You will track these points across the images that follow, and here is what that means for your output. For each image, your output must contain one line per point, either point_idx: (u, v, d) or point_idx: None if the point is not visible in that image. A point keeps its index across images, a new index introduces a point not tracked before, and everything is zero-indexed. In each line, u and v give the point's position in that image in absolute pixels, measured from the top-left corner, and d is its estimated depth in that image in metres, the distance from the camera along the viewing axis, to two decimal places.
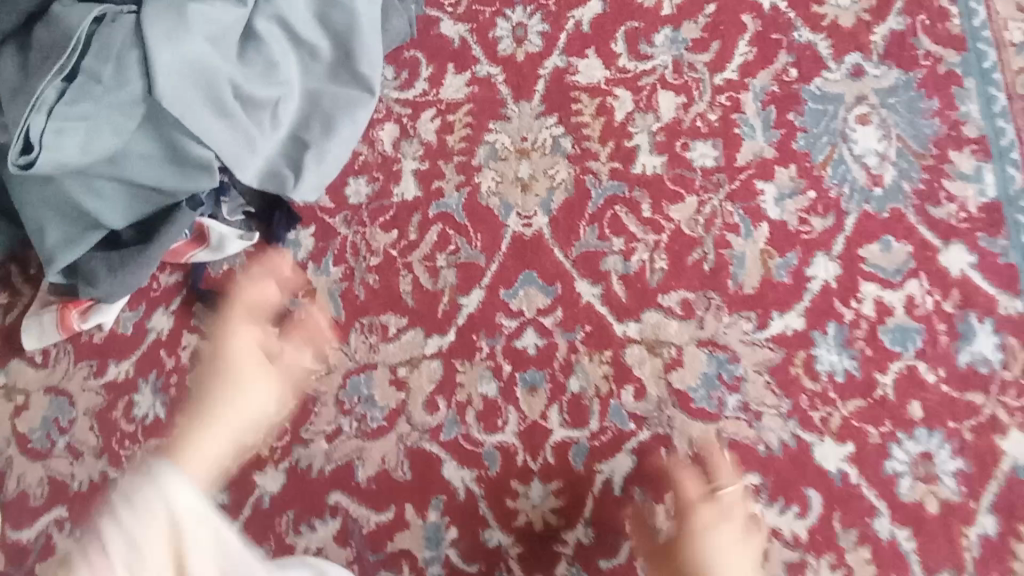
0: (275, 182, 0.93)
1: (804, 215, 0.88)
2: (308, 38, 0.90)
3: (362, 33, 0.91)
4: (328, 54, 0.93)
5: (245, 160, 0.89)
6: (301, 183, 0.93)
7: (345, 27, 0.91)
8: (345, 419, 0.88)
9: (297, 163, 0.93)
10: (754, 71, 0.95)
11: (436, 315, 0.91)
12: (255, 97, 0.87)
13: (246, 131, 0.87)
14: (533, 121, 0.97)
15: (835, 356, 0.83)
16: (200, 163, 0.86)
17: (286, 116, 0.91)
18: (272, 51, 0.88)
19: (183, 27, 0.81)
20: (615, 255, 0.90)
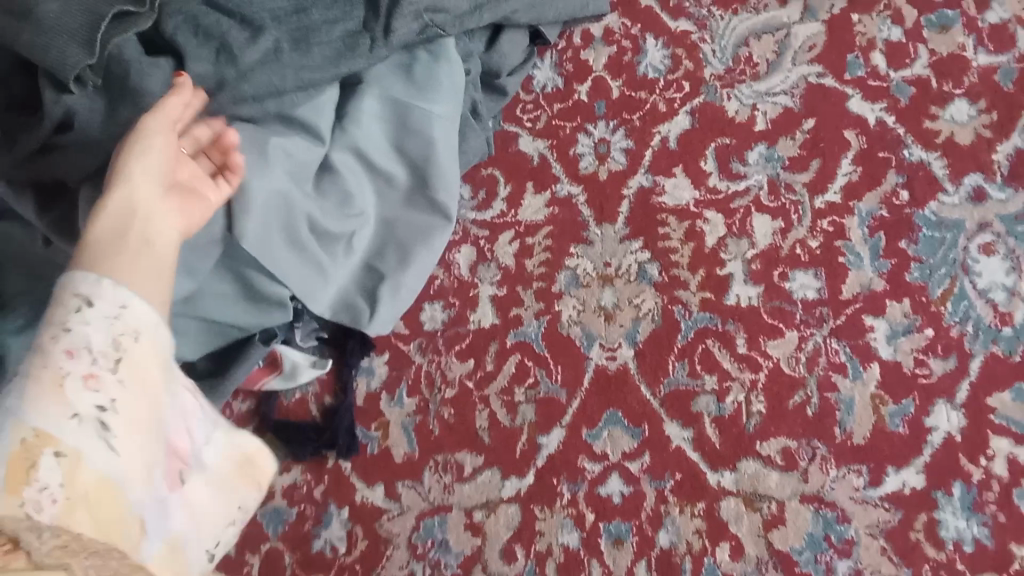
0: (350, 314, 0.90)
1: (921, 355, 0.80)
2: (383, 166, 0.90)
3: (439, 158, 0.90)
4: (403, 180, 0.92)
5: (320, 292, 0.86)
6: (378, 315, 0.89)
7: (422, 155, 0.90)
8: (418, 564, 0.83)
9: (371, 294, 0.90)
10: (860, 192, 0.88)
11: (514, 455, 0.85)
12: (330, 230, 0.86)
13: (318, 262, 0.85)
14: (617, 246, 0.92)
15: (962, 522, 0.73)
16: (275, 300, 0.84)
17: (361, 245, 0.89)
18: (348, 182, 0.87)
19: (264, 163, 0.80)
20: (707, 395, 0.83)
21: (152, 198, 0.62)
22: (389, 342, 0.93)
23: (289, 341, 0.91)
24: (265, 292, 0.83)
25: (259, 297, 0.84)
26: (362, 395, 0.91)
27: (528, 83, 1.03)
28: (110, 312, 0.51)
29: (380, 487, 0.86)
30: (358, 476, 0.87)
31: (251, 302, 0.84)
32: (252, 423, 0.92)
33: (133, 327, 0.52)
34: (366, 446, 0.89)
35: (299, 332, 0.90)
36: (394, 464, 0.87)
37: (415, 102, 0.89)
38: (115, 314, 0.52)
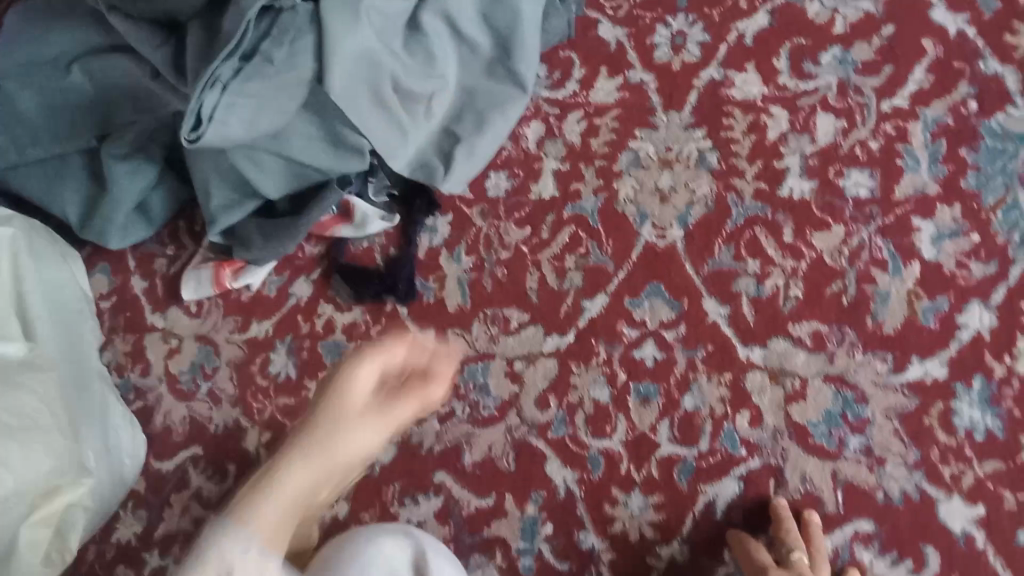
0: (425, 172, 0.96)
1: (963, 258, 0.82)
2: (470, 35, 0.92)
3: (523, 31, 0.93)
4: (487, 50, 0.94)
5: (400, 146, 0.93)
6: (451, 174, 0.95)
7: (507, 26, 0.92)
8: (458, 403, 0.90)
9: (447, 155, 0.96)
10: (928, 100, 0.89)
11: (558, 315, 0.91)
12: (412, 91, 0.90)
13: (398, 119, 0.91)
14: (681, 133, 0.96)
15: (977, 413, 0.77)
16: (354, 148, 0.91)
17: (440, 109, 0.94)
18: (434, 45, 0.90)
19: (356, 19, 0.83)
20: (748, 277, 0.87)
21: (350, 446, 0.73)
22: (455, 204, 0.99)
23: (363, 195, 0.98)
24: (347, 139, 0.90)
25: (342, 142, 0.90)
26: (424, 250, 0.98)
27: None
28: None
29: (433, 331, 0.94)
30: (414, 320, 0.95)
31: (332, 148, 0.91)
32: (319, 268, 0.99)
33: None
34: (422, 295, 0.96)
35: (371, 185, 0.98)
36: (447, 313, 0.94)
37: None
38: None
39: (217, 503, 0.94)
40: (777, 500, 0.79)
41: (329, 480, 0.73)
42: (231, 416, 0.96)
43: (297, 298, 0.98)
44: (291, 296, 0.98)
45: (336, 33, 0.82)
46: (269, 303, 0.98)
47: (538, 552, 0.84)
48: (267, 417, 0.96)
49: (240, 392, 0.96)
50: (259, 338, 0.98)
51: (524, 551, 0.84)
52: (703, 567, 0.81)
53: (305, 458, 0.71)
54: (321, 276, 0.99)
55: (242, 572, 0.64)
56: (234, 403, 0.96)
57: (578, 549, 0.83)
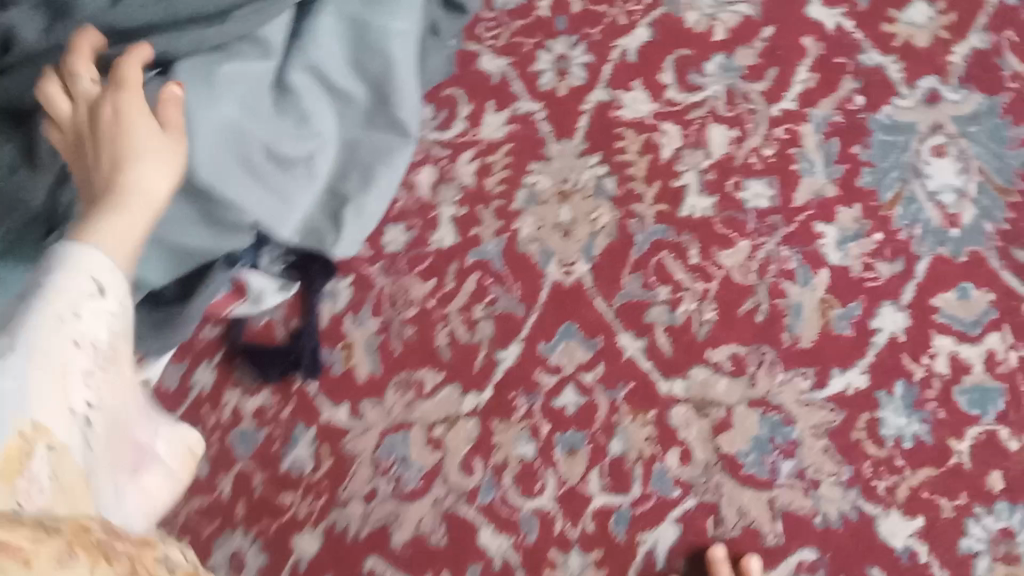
0: (314, 238, 0.90)
1: (869, 260, 0.80)
2: (342, 86, 0.89)
3: (398, 74, 0.89)
4: (363, 99, 0.90)
5: (285, 212, 0.86)
6: (343, 234, 0.90)
7: (380, 71, 0.89)
8: (381, 480, 0.86)
9: (335, 216, 0.91)
10: (816, 99, 0.87)
11: (472, 371, 0.87)
12: (287, 154, 0.85)
13: (278, 185, 0.85)
14: (575, 161, 0.92)
15: (902, 420, 0.75)
16: (235, 224, 0.83)
17: (324, 167, 0.88)
18: (306, 102, 0.86)
19: (213, 92, 0.79)
20: (660, 306, 0.84)
21: (156, 167, 0.58)
22: (353, 265, 0.94)
23: (257, 266, 0.91)
24: (226, 218, 0.83)
25: (220, 221, 0.83)
26: (327, 318, 0.93)
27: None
28: (87, 291, 0.50)
29: (346, 407, 0.89)
30: (325, 396, 0.90)
31: (212, 228, 0.83)
32: (219, 352, 0.93)
33: (100, 287, 0.51)
34: (330, 367, 0.92)
35: (264, 255, 0.90)
36: (358, 385, 0.90)
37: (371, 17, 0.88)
38: (88, 292, 0.50)
39: None
40: (716, 543, 0.75)
41: (133, 198, 0.56)
42: None
43: (199, 388, 0.91)
44: (193, 387, 0.91)
45: (192, 107, 0.78)
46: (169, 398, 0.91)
47: None
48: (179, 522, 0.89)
49: None
50: None
51: None
52: None
53: (92, 218, 0.54)
54: (222, 360, 0.92)
55: (89, 270, 0.51)
56: None
57: None
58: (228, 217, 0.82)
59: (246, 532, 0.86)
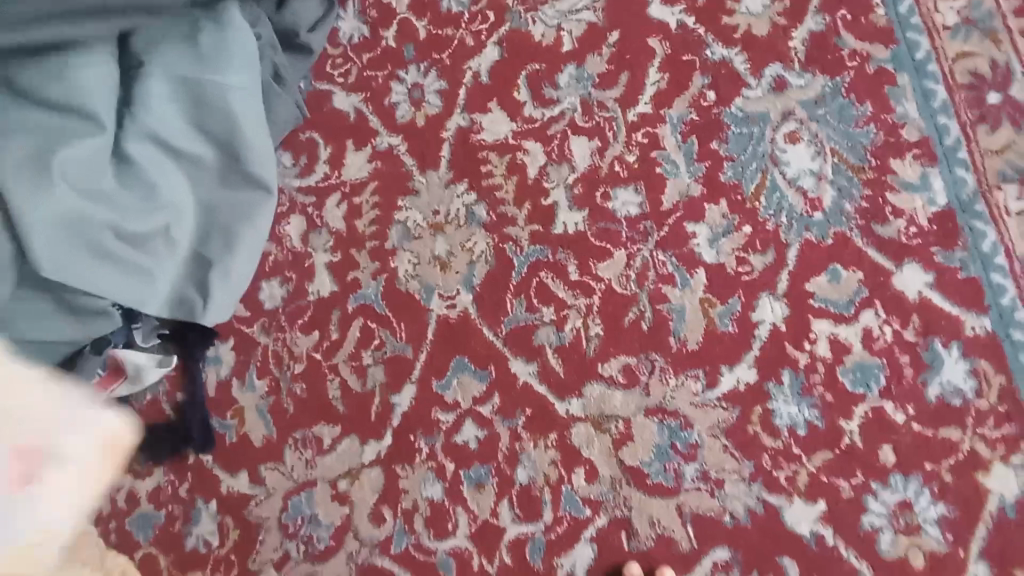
0: (184, 308, 0.86)
1: (742, 254, 0.80)
2: (188, 149, 0.84)
3: (245, 130, 0.86)
4: (214, 160, 0.86)
5: (147, 290, 0.82)
6: (211, 300, 0.85)
7: (225, 129, 0.85)
8: (291, 543, 0.84)
9: (203, 283, 0.86)
10: (669, 100, 0.87)
11: (369, 420, 0.85)
12: (139, 232, 0.80)
13: (136, 264, 0.81)
14: (443, 192, 0.90)
15: (793, 408, 0.75)
16: (95, 310, 0.80)
17: (182, 237, 0.84)
18: (150, 173, 0.81)
19: (45, 175, 0.75)
20: (547, 327, 0.83)
21: None
22: (232, 328, 0.92)
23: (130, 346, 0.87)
24: (85, 305, 0.79)
25: (80, 310, 0.79)
26: (213, 386, 0.90)
27: (334, 36, 0.99)
28: None
29: (244, 474, 0.87)
30: (221, 467, 0.88)
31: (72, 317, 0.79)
32: None
33: None
34: (223, 436, 0.89)
35: (138, 332, 0.87)
36: (254, 450, 0.87)
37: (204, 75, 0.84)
38: None
39: None
40: (631, 560, 0.75)
41: None
42: None
43: None
44: None
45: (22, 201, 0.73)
46: None
47: None
48: None
49: None
50: None
51: None
52: None
53: None
54: None
55: None
56: None
57: None
58: (87, 304, 0.79)
59: None
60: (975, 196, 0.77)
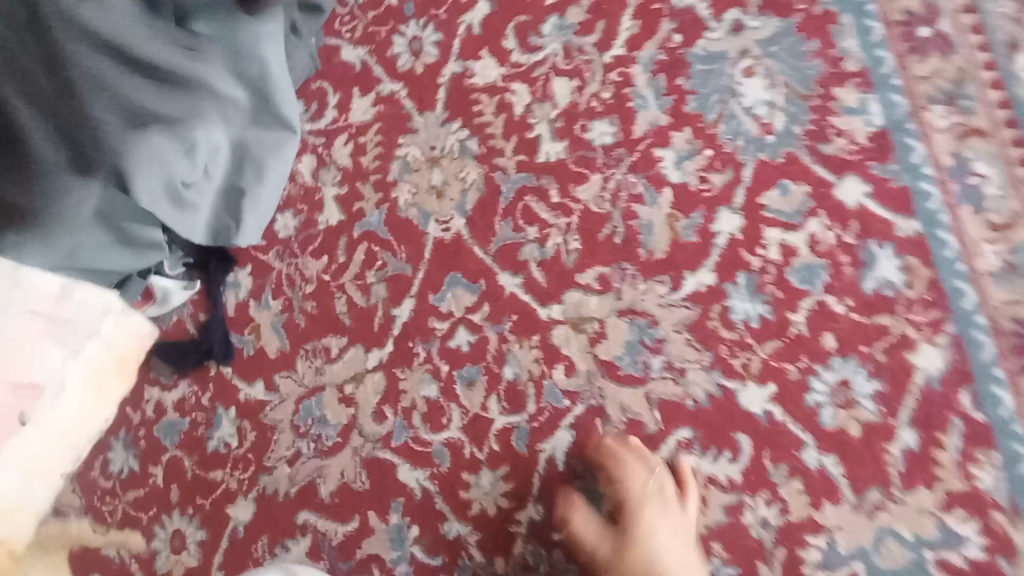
0: (221, 234, 0.99)
1: (703, 173, 0.89)
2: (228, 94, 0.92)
3: (276, 76, 0.94)
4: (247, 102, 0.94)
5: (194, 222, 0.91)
6: (244, 227, 0.98)
7: (260, 76, 0.93)
8: (302, 442, 0.94)
9: (235, 211, 0.98)
10: (640, 43, 0.96)
11: (373, 330, 0.95)
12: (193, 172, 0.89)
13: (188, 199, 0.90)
14: (439, 129, 1.00)
15: (748, 304, 0.85)
16: (149, 242, 0.92)
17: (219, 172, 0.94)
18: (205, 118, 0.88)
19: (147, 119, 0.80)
20: (531, 244, 0.93)
21: None
22: (249, 256, 1.02)
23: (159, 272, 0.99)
24: (140, 236, 0.91)
25: (135, 242, 0.91)
26: (232, 306, 1.01)
27: None
28: None
29: (259, 382, 0.97)
30: (239, 377, 0.98)
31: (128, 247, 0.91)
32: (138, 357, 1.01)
33: None
34: (242, 350, 0.99)
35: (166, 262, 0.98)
36: (270, 360, 0.97)
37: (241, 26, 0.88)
38: None
39: None
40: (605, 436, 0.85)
41: None
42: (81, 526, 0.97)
43: None
44: None
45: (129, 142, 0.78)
46: None
47: (411, 557, 0.87)
48: (122, 515, 0.97)
49: (86, 501, 0.98)
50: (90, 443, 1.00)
51: (398, 559, 0.88)
52: (560, 518, 0.85)
53: None
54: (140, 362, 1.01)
55: None
56: (83, 513, 0.98)
57: (446, 540, 0.87)
58: (141, 237, 0.90)
59: (184, 513, 0.95)
60: (907, 116, 0.85)
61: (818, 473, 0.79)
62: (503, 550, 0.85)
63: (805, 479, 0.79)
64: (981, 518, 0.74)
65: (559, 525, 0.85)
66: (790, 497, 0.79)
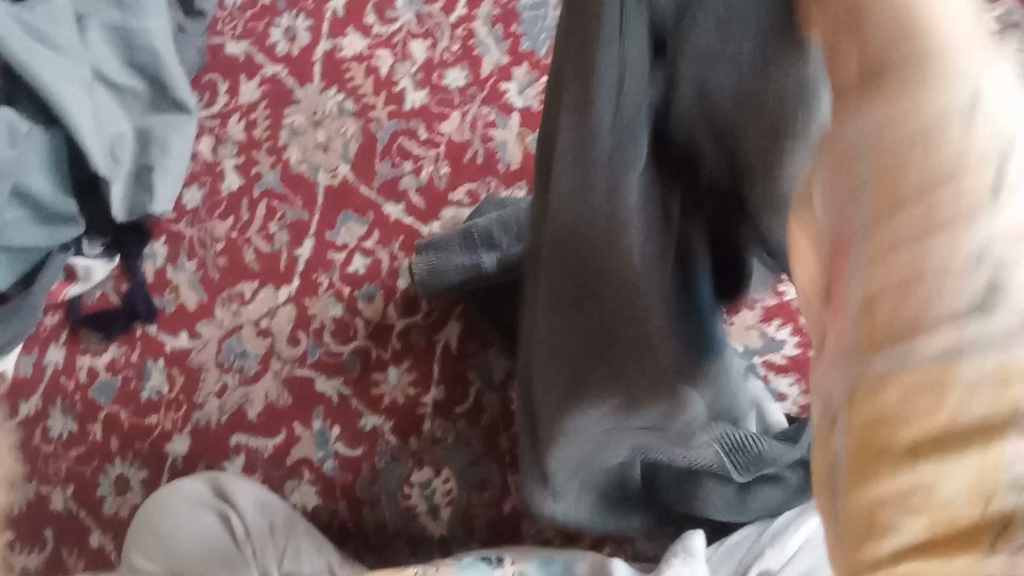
0: (137, 207, 1.07)
1: (544, 96, 1.09)
2: (124, 83, 1.06)
3: (169, 65, 1.07)
4: (145, 91, 1.08)
5: (109, 179, 1.02)
6: (156, 196, 1.07)
7: (152, 65, 1.07)
8: (228, 375, 1.04)
9: (147, 184, 1.07)
10: (479, 2, 1.15)
11: (279, 270, 1.08)
12: (108, 141, 1.03)
13: (106, 164, 1.02)
14: (319, 96, 1.15)
15: None
16: (65, 217, 1.02)
17: (125, 152, 1.05)
18: (100, 104, 1.03)
19: (80, 91, 1.00)
20: (409, 175, 1.09)
21: None
22: (164, 229, 1.12)
23: (80, 253, 1.07)
24: (55, 213, 1.01)
25: (51, 217, 1.00)
26: (152, 273, 1.11)
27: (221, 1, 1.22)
28: None
29: (184, 332, 1.07)
30: (164, 331, 1.07)
31: (45, 224, 1.00)
32: (65, 331, 1.08)
33: None
34: (163, 308, 1.09)
35: (85, 243, 1.07)
36: (189, 312, 1.08)
37: (131, 21, 1.04)
38: None
39: (47, 567, 1.00)
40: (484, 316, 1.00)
41: None
42: (31, 489, 1.03)
43: (54, 365, 1.07)
44: (48, 366, 1.07)
45: (71, 108, 0.97)
46: (29, 382, 1.06)
47: (335, 453, 0.98)
48: (67, 472, 1.03)
49: (31, 465, 1.03)
50: (33, 414, 1.05)
51: (324, 457, 0.98)
52: (459, 393, 0.97)
53: None
54: (68, 336, 1.08)
55: None
56: (30, 478, 1.03)
57: (365, 433, 0.98)
58: (56, 209, 1.00)
59: (125, 458, 1.03)
60: None
61: None
62: (414, 430, 0.97)
63: None
64: (792, 323, 0.94)
65: (458, 400, 0.97)
66: None
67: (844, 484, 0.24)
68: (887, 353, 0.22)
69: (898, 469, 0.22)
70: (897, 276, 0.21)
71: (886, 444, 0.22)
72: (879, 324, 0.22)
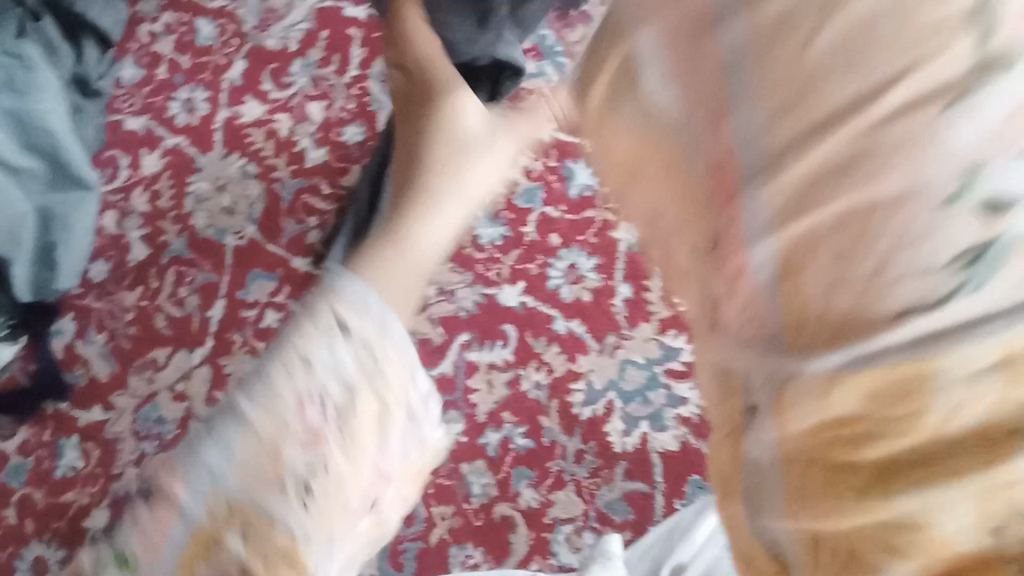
0: (40, 285, 1.07)
1: None
2: (22, 164, 1.02)
3: (65, 143, 1.06)
4: (43, 171, 1.04)
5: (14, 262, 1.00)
6: (62, 274, 1.08)
7: (50, 146, 1.05)
8: (145, 443, 1.05)
9: (50, 263, 1.07)
10: (370, 62, 1.22)
11: (192, 333, 1.10)
12: (10, 224, 0.99)
13: (10, 248, 1.00)
14: (221, 162, 1.19)
15: (490, 229, 1.05)
16: None
17: (27, 234, 1.01)
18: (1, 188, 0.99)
19: None
20: (314, 230, 1.13)
21: None
22: (71, 304, 1.12)
23: None
24: None
25: None
26: (61, 350, 1.10)
27: (118, 80, 1.25)
28: None
29: (98, 405, 1.07)
30: (77, 406, 1.07)
31: None
32: None
33: None
34: (75, 383, 1.08)
35: None
36: (102, 384, 1.08)
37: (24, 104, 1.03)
38: None
39: None
40: None
41: None
42: None
43: None
44: None
45: None
46: None
47: None
48: None
49: None
50: None
51: None
52: None
53: None
54: None
55: None
56: None
57: None
58: None
59: (42, 539, 1.01)
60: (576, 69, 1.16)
61: (568, 335, 1.01)
62: None
63: (560, 342, 1.01)
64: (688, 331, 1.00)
65: None
66: (553, 359, 1.00)
67: (773, 465, 0.37)
68: (813, 361, 0.32)
69: (864, 499, 0.33)
70: (830, 276, 0.31)
71: (849, 456, 0.33)
72: (804, 323, 0.32)
